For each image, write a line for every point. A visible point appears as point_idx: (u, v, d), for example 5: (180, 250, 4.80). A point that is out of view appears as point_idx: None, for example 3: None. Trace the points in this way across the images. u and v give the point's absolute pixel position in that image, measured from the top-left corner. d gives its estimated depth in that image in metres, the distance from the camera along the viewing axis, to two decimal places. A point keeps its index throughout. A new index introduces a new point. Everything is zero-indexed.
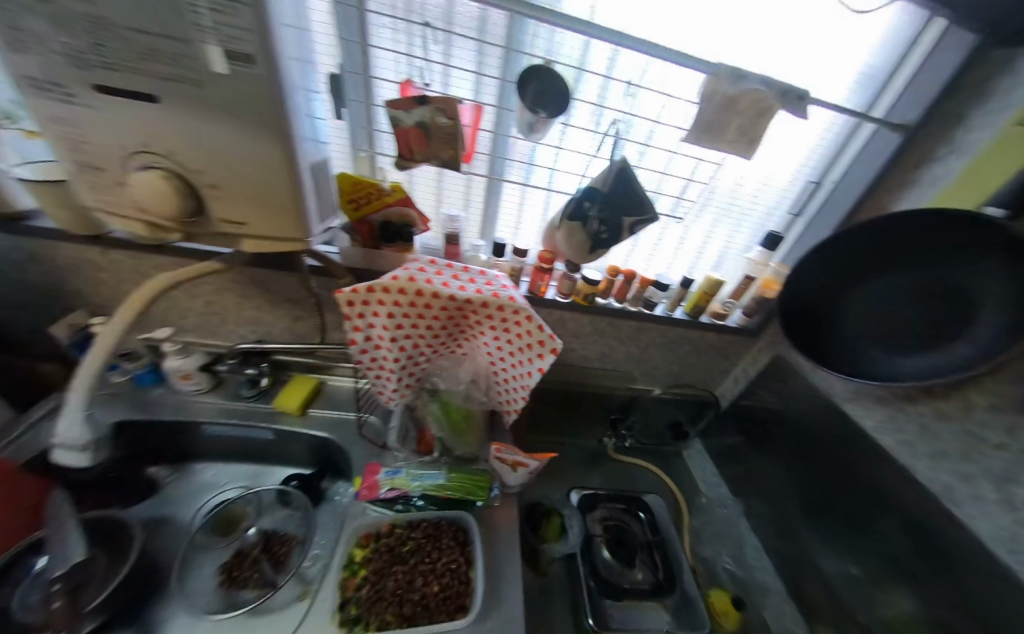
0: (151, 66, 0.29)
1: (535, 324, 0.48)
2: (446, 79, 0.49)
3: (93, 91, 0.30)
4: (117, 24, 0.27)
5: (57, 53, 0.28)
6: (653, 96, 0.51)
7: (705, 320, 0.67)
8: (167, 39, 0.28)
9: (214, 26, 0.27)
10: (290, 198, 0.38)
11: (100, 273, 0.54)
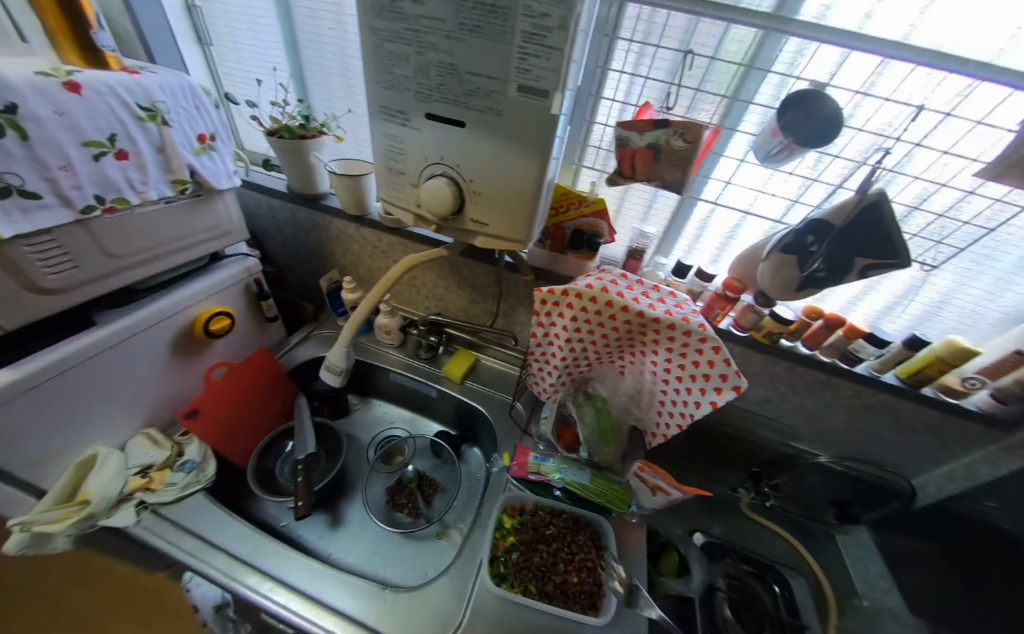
0: (471, 100, 0.37)
1: (721, 357, 0.45)
2: (667, 95, 0.48)
3: (424, 118, 0.40)
4: (463, 70, 0.35)
5: (414, 90, 0.38)
6: (927, 116, 0.39)
7: (928, 393, 0.53)
8: (489, 79, 0.35)
9: (529, 68, 0.33)
10: (526, 206, 0.43)
11: (349, 242, 0.73)
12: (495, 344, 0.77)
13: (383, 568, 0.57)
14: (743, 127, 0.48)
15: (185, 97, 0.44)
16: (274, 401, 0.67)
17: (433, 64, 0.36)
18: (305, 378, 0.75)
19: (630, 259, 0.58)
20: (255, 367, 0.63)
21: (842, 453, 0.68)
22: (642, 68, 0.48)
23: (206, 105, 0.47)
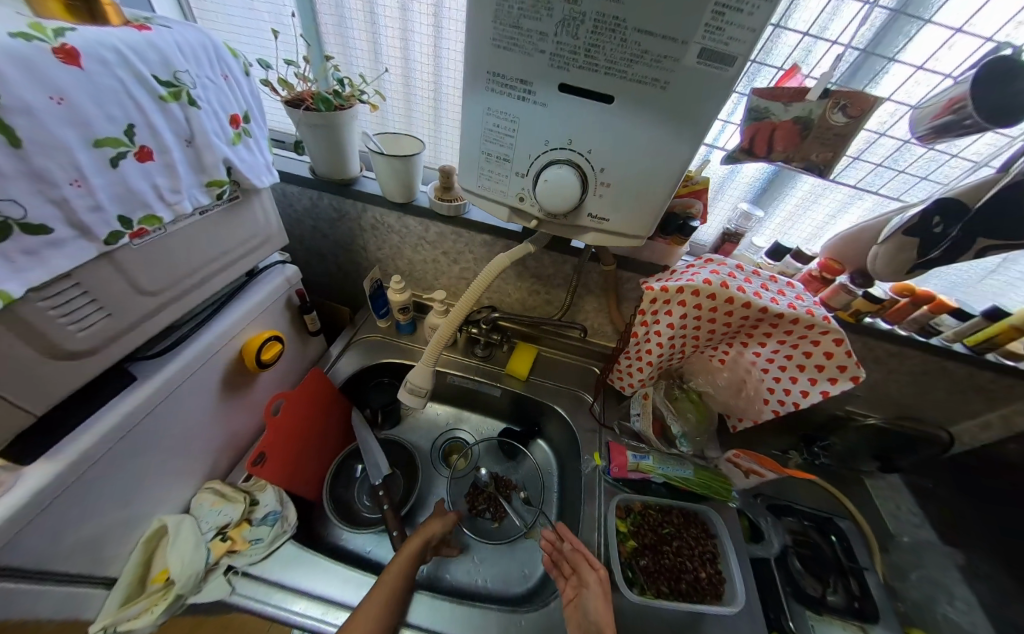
0: (630, 68, 0.32)
1: (843, 349, 0.43)
2: (807, 54, 0.42)
3: (557, 91, 0.35)
4: (629, 29, 0.30)
5: (550, 55, 0.33)
6: None
7: (996, 360, 0.56)
8: (665, 41, 0.30)
9: (721, 27, 0.28)
10: (659, 194, 0.40)
11: (392, 234, 0.66)
12: (555, 336, 0.74)
13: (481, 577, 0.56)
14: (880, 91, 0.43)
15: (210, 64, 0.33)
16: (335, 423, 0.62)
17: (587, 20, 0.30)
18: (358, 389, 0.69)
19: (725, 243, 0.55)
20: (315, 392, 0.57)
21: (883, 412, 0.74)
22: (785, 17, 0.41)
23: (234, 72, 0.37)
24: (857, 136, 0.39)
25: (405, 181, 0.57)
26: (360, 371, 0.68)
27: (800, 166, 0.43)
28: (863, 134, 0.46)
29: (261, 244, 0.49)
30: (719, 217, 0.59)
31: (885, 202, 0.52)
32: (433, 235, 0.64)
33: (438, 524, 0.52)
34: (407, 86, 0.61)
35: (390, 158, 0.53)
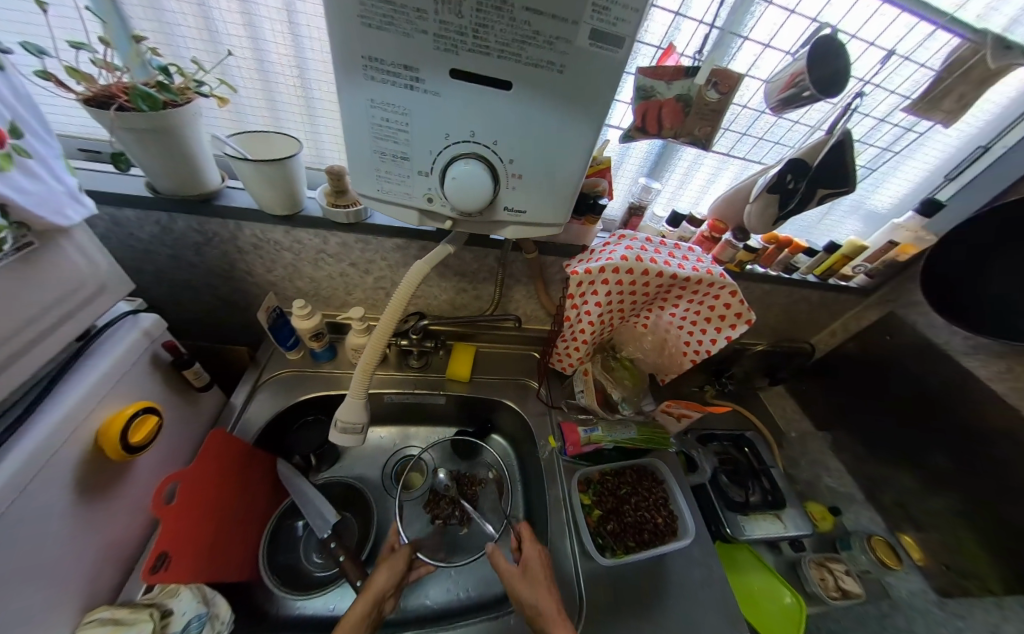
0: (525, 50, 0.30)
1: (738, 299, 0.51)
2: (673, 31, 0.44)
3: (447, 77, 0.31)
4: (516, 6, 0.27)
5: (432, 35, 0.29)
6: (878, 53, 0.47)
7: (833, 282, 0.73)
8: (555, 21, 0.28)
9: (609, 5, 0.27)
10: (570, 183, 0.39)
11: (282, 251, 0.57)
12: (490, 330, 0.73)
13: (464, 589, 0.56)
14: (736, 65, 0.47)
15: None
16: (254, 486, 0.53)
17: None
18: (279, 438, 0.60)
19: (632, 217, 0.59)
20: (217, 460, 0.47)
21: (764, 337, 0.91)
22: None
23: None
24: (726, 110, 0.43)
25: (289, 190, 0.49)
26: (275, 418, 0.59)
27: (687, 141, 0.47)
28: (730, 108, 0.52)
29: (89, 296, 0.38)
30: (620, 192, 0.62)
31: (747, 166, 0.61)
32: (333, 245, 0.57)
33: (393, 572, 0.45)
34: (257, 69, 0.49)
35: (259, 165, 0.43)
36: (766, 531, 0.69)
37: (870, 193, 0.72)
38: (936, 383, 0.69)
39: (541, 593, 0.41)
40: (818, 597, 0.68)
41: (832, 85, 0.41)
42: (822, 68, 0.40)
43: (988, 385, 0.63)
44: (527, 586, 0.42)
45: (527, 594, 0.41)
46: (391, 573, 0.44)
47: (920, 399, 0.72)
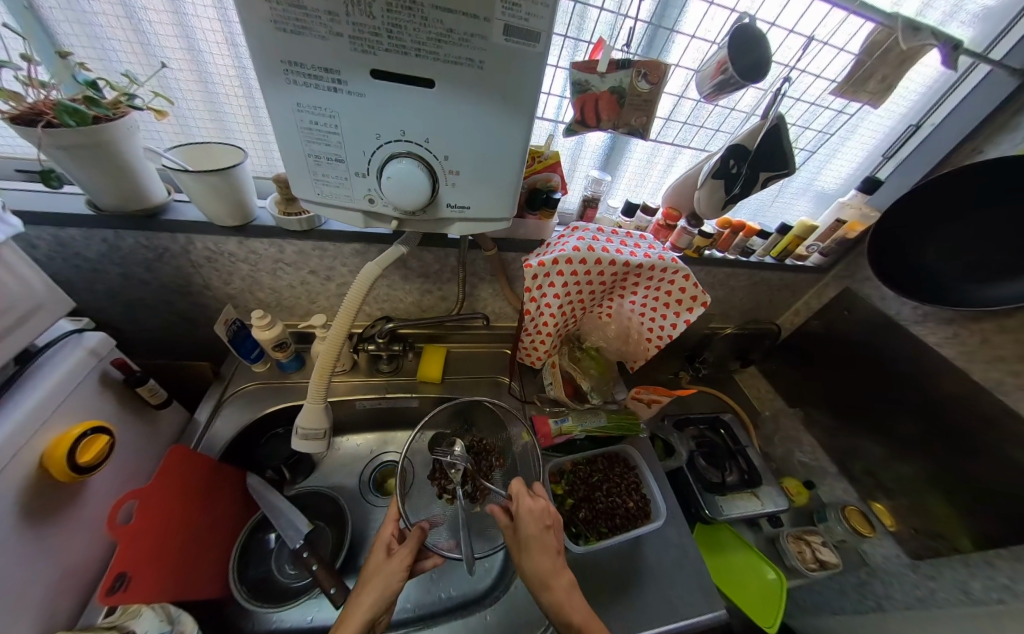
0: (441, 48, 0.30)
1: (691, 282, 0.53)
2: (615, 28, 0.47)
3: (370, 77, 0.31)
4: (425, 6, 0.28)
5: (347, 38, 0.29)
6: (798, 39, 0.49)
7: (790, 262, 0.76)
8: (467, 18, 0.29)
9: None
10: (511, 176, 0.40)
11: (238, 263, 0.57)
12: (459, 330, 0.73)
13: (447, 589, 0.56)
14: (675, 61, 0.50)
15: None
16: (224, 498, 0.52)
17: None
18: (246, 453, 0.59)
19: (587, 209, 0.60)
20: (179, 472, 0.47)
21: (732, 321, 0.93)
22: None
23: None
24: (658, 100, 0.45)
25: (238, 200, 0.48)
26: (242, 432, 0.58)
27: (625, 132, 0.48)
28: (668, 99, 0.53)
29: (22, 317, 0.37)
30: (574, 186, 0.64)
31: (696, 154, 0.63)
32: (290, 253, 0.56)
33: (382, 587, 0.39)
34: (199, 80, 0.50)
35: (201, 175, 0.43)
36: (742, 509, 0.72)
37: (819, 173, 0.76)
38: (893, 353, 0.72)
39: (538, 557, 0.41)
40: (797, 570, 0.70)
41: (756, 74, 0.43)
42: (746, 56, 0.42)
43: (937, 351, 0.66)
44: (527, 555, 0.42)
45: (528, 560, 0.42)
46: (378, 595, 0.38)
47: (878, 369, 0.75)
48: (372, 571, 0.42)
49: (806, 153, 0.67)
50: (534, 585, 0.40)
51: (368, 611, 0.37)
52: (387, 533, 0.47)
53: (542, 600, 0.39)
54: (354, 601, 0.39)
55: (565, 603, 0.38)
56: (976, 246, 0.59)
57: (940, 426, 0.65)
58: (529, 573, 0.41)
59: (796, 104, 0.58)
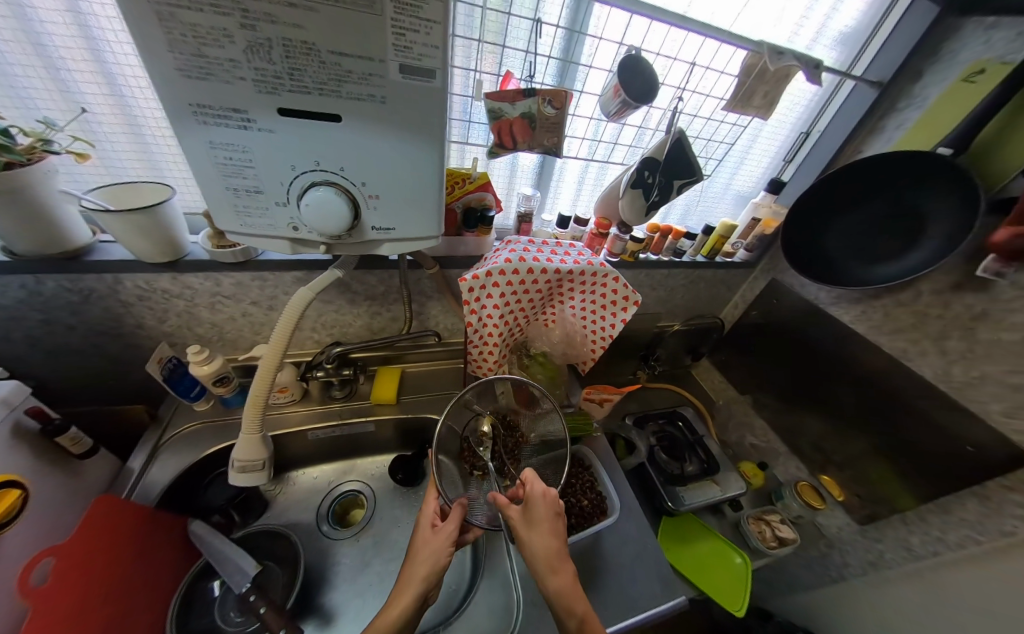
0: (344, 87, 0.33)
1: (621, 284, 0.58)
2: (528, 64, 0.52)
3: (277, 114, 0.34)
4: (322, 51, 0.31)
5: (251, 81, 0.32)
6: (683, 65, 0.57)
7: (720, 260, 0.83)
8: (362, 60, 0.32)
9: (408, 45, 0.32)
10: (431, 197, 0.43)
11: (173, 299, 0.56)
12: (414, 349, 0.75)
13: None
14: (582, 87, 0.57)
15: None
16: (160, 550, 0.49)
17: (273, 43, 0.30)
18: (188, 498, 0.56)
19: (523, 224, 0.64)
20: (106, 522, 0.44)
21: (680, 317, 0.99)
22: (501, 36, 0.50)
23: None
24: (565, 121, 0.50)
25: (167, 237, 0.48)
26: (185, 472, 0.55)
27: (541, 151, 0.53)
28: (578, 120, 0.60)
29: None
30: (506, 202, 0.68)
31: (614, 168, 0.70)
32: (228, 286, 0.56)
33: (431, 561, 0.41)
34: (125, 120, 0.50)
35: (123, 214, 0.42)
36: (702, 496, 0.74)
37: (733, 179, 0.84)
38: (819, 334, 0.79)
39: (545, 540, 0.42)
40: (759, 551, 0.73)
41: (646, 94, 0.49)
42: (633, 86, 0.49)
43: (852, 329, 0.73)
44: (533, 536, 0.42)
45: (536, 540, 0.42)
46: (430, 569, 0.40)
47: (809, 350, 0.82)
48: (418, 547, 0.44)
49: (716, 161, 0.75)
50: (539, 568, 0.40)
51: (422, 585, 0.39)
52: (430, 509, 0.47)
53: (546, 583, 0.40)
54: (407, 576, 0.41)
55: (565, 587, 0.39)
56: (871, 234, 0.67)
57: (865, 396, 0.72)
58: (534, 556, 0.41)
59: (694, 119, 0.65)
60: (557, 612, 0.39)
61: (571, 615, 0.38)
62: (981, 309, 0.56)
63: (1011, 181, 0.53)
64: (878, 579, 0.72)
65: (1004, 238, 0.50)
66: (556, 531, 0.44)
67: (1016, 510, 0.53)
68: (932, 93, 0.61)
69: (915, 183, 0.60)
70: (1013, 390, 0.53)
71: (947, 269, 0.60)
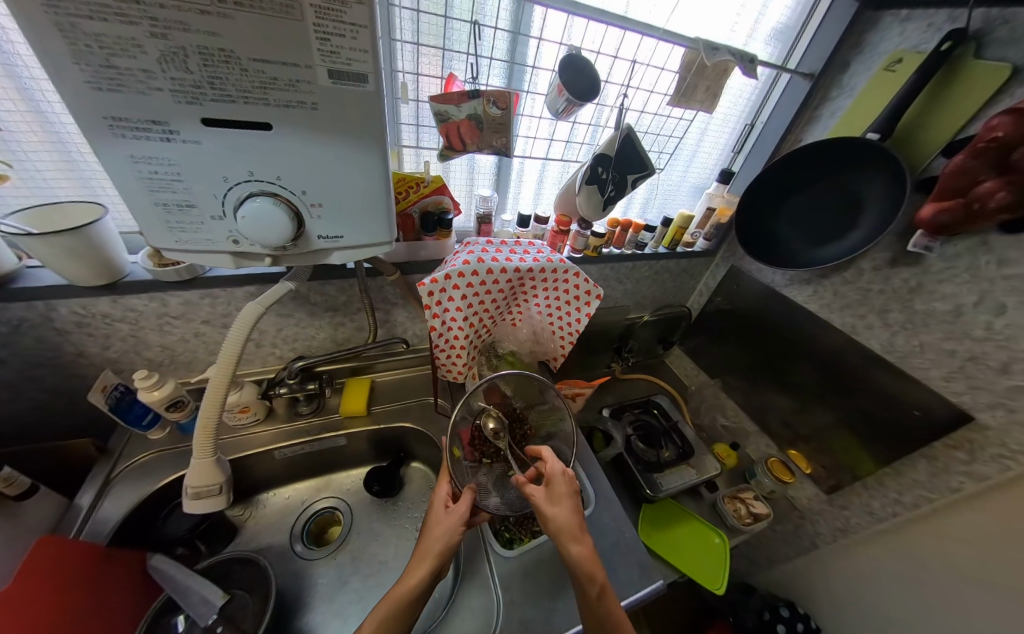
0: (270, 93, 0.32)
1: (582, 279, 0.60)
2: (475, 67, 0.54)
3: (203, 125, 0.32)
4: (243, 59, 0.30)
5: (168, 91, 0.30)
6: (624, 63, 0.60)
7: (681, 250, 0.88)
8: (287, 66, 0.31)
9: (335, 50, 0.31)
10: (379, 202, 0.43)
11: (116, 323, 0.53)
12: (386, 358, 0.75)
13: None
14: (528, 88, 0.59)
15: None
16: (113, 591, 0.45)
17: (189, 52, 0.29)
18: (144, 533, 0.53)
19: (483, 225, 0.65)
20: (41, 567, 0.40)
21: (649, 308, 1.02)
22: (446, 40, 0.51)
23: None
24: (511, 122, 0.51)
25: (101, 258, 0.46)
26: (141, 506, 0.52)
27: (491, 151, 0.54)
28: (528, 120, 0.62)
29: None
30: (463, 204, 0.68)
31: (570, 165, 0.73)
32: (175, 305, 0.54)
33: (446, 538, 0.43)
34: (46, 134, 0.48)
35: (45, 236, 0.40)
36: (680, 480, 0.76)
37: (687, 171, 0.87)
38: (777, 315, 0.83)
39: (567, 514, 0.44)
40: (736, 528, 0.76)
41: (590, 92, 0.53)
42: (577, 86, 0.52)
43: (806, 308, 0.77)
44: (554, 511, 0.44)
45: (559, 513, 0.44)
46: (444, 546, 0.42)
47: (769, 331, 0.85)
48: (432, 525, 0.45)
49: (668, 154, 0.78)
50: (562, 540, 0.42)
51: (436, 560, 0.41)
52: (442, 492, 0.48)
53: (569, 552, 0.41)
54: (422, 550, 0.43)
55: (585, 556, 0.41)
56: (817, 217, 0.71)
57: (821, 371, 0.75)
58: (556, 529, 0.42)
59: (641, 115, 0.68)
60: (579, 576, 0.41)
61: (593, 581, 0.40)
62: (916, 282, 0.60)
63: (932, 162, 0.57)
64: (847, 544, 0.76)
65: (929, 214, 0.54)
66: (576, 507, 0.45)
67: (961, 466, 0.57)
68: (860, 83, 0.65)
69: (856, 160, 0.63)
70: (950, 355, 0.57)
71: (884, 245, 0.64)
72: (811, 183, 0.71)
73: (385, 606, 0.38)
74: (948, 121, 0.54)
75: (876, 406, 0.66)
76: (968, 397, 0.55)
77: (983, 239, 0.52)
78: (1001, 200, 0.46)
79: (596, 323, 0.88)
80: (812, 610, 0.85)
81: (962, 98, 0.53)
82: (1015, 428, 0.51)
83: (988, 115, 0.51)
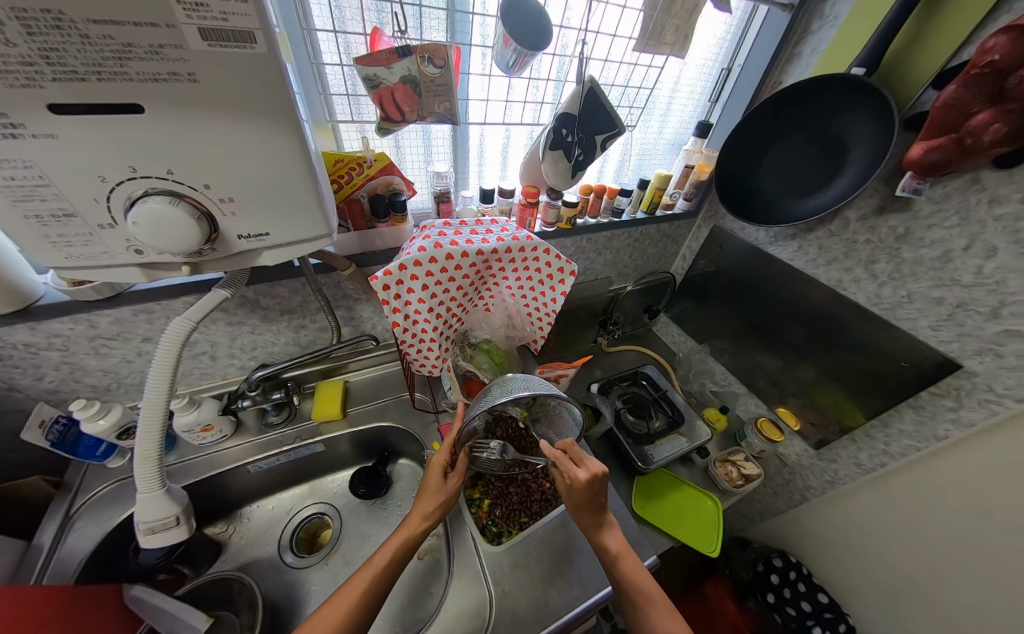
0: (132, 66, 0.25)
1: (554, 255, 0.56)
2: (408, 20, 0.47)
3: (55, 113, 0.26)
4: (77, 20, 0.23)
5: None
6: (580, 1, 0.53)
7: (660, 213, 0.83)
8: (143, 28, 0.24)
9: (201, 1, 0.24)
10: (307, 193, 0.37)
11: (44, 353, 0.48)
12: (358, 356, 0.72)
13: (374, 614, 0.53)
14: (473, 40, 0.52)
15: None
16: (106, 613, 0.43)
17: (2, 18, 0.21)
18: (117, 566, 0.51)
19: (441, 204, 0.59)
20: (22, 593, 0.38)
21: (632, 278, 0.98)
22: None
23: None
24: (450, 82, 0.47)
25: (6, 283, 0.40)
26: (110, 538, 0.49)
27: (434, 119, 0.50)
28: (479, 79, 0.56)
29: None
30: (419, 183, 0.63)
31: (534, 128, 0.67)
32: (107, 325, 0.49)
33: (442, 507, 0.47)
34: None
35: None
36: (670, 450, 0.75)
37: (662, 126, 0.81)
38: (761, 275, 0.80)
39: (583, 514, 0.47)
40: (728, 490, 0.77)
41: (540, 37, 0.46)
42: (525, 34, 0.45)
43: (791, 265, 0.74)
44: (573, 508, 0.48)
45: (573, 509, 0.48)
46: (441, 517, 0.46)
47: (755, 293, 0.83)
48: (427, 488, 0.47)
49: (639, 109, 0.72)
50: (579, 521, 0.48)
51: (427, 523, 0.45)
52: (441, 461, 0.48)
53: (584, 531, 0.48)
54: (416, 509, 0.46)
55: (600, 537, 0.47)
56: (801, 167, 0.66)
57: (807, 330, 0.73)
58: (575, 518, 0.48)
59: (606, 64, 0.61)
60: (595, 549, 0.47)
61: (605, 553, 0.46)
62: (904, 230, 0.57)
63: (920, 97, 0.52)
64: (836, 494, 0.78)
65: (916, 154, 0.49)
66: (597, 505, 0.47)
67: (948, 414, 0.57)
68: (843, 10, 0.58)
69: (854, 99, 0.56)
70: (938, 304, 0.55)
71: (872, 191, 0.60)
72: (806, 124, 0.64)
73: (395, 544, 0.43)
74: (939, 48, 0.49)
75: (862, 360, 0.65)
76: (955, 345, 0.54)
77: (976, 176, 0.48)
78: (996, 133, 0.42)
79: (577, 299, 0.84)
80: (803, 557, 0.89)
81: (956, 18, 0.47)
82: (1003, 373, 0.50)
83: (982, 36, 0.46)
